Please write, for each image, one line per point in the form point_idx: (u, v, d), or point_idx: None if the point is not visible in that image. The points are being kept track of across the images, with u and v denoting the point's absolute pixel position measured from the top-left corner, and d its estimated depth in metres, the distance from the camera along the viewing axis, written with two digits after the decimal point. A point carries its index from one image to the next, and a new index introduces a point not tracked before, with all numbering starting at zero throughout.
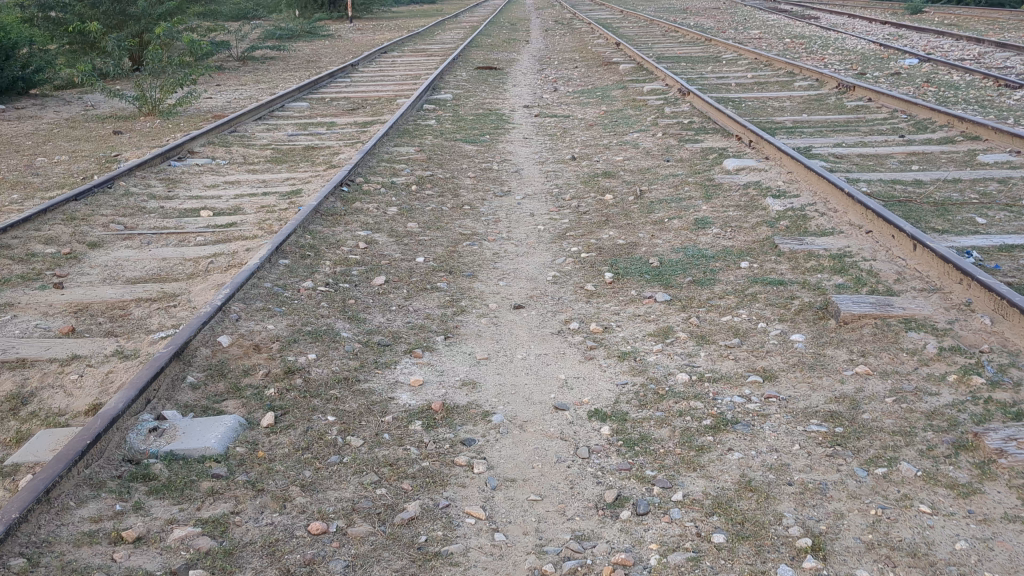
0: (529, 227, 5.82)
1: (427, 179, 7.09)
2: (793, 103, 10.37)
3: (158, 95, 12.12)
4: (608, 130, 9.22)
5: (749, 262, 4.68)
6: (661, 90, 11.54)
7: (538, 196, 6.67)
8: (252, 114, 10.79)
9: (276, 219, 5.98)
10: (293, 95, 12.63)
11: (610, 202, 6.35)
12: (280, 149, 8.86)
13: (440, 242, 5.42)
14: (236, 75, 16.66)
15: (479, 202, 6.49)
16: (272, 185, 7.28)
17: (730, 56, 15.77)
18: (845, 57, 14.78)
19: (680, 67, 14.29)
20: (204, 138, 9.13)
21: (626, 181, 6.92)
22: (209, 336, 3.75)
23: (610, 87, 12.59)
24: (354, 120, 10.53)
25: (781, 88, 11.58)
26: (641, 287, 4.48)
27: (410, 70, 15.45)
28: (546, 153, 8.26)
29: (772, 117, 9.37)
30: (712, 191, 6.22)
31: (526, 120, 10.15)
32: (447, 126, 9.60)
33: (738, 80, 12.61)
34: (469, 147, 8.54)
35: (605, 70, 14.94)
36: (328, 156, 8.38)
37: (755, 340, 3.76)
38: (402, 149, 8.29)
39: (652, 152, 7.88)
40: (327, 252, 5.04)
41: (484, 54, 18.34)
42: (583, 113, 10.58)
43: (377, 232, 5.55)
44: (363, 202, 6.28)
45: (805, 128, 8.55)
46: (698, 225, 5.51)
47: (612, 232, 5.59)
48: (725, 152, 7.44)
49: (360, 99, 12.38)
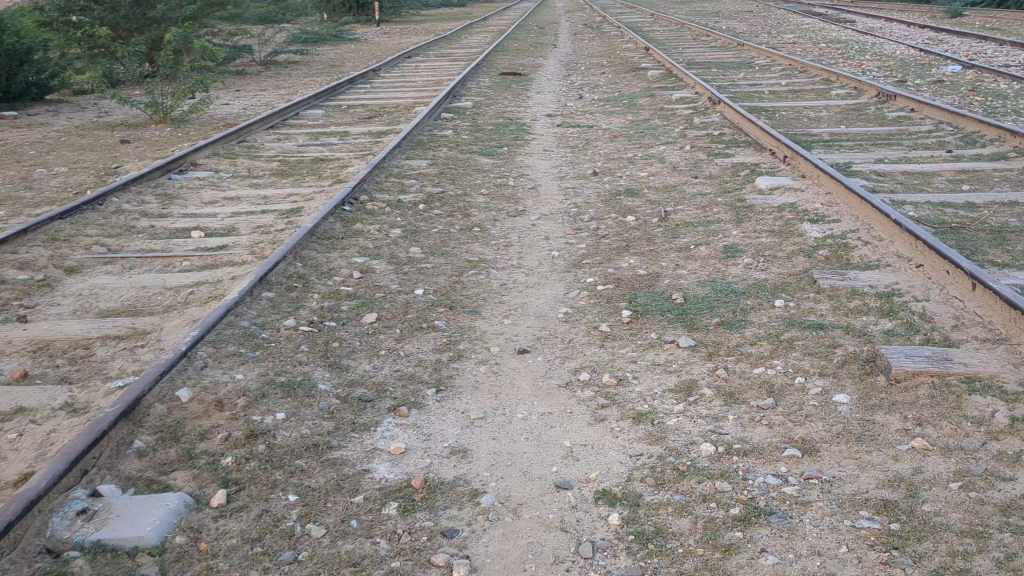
0: (542, 253, 5.33)
1: (437, 197, 6.63)
2: (830, 113, 9.80)
3: (170, 102, 11.78)
4: (633, 142, 8.72)
5: (784, 301, 4.17)
6: (691, 99, 11.01)
7: (555, 217, 6.19)
8: (263, 123, 10.40)
9: (269, 243, 5.55)
10: (309, 102, 12.24)
11: (632, 223, 5.85)
12: (287, 161, 8.44)
13: (443, 271, 4.95)
14: (256, 80, 16.33)
15: (490, 224, 6.02)
16: (273, 202, 6.86)
17: (763, 61, 15.19)
18: (884, 63, 14.15)
19: (711, 74, 13.72)
20: (209, 149, 8.74)
21: (650, 200, 6.42)
22: (167, 391, 3.30)
23: (637, 94, 12.08)
24: (368, 129, 10.09)
25: (818, 97, 11.00)
26: (662, 328, 3.98)
27: (432, 75, 15.03)
28: (566, 168, 7.77)
29: (809, 128, 8.82)
30: (743, 213, 5.70)
31: (547, 130, 9.66)
32: (463, 137, 9.13)
33: (772, 87, 12.03)
34: (485, 160, 8.06)
35: (632, 76, 14.42)
36: (336, 169, 7.95)
37: (792, 400, 3.26)
38: (414, 162, 7.83)
39: (679, 168, 7.37)
40: (316, 283, 4.60)
41: (510, 59, 17.87)
42: (608, 122, 10.09)
43: (375, 259, 5.10)
44: (365, 223, 5.83)
45: (844, 141, 8.00)
46: (727, 253, 5.01)
47: (633, 259, 5.10)
48: (758, 169, 6.92)
49: (377, 107, 11.95)
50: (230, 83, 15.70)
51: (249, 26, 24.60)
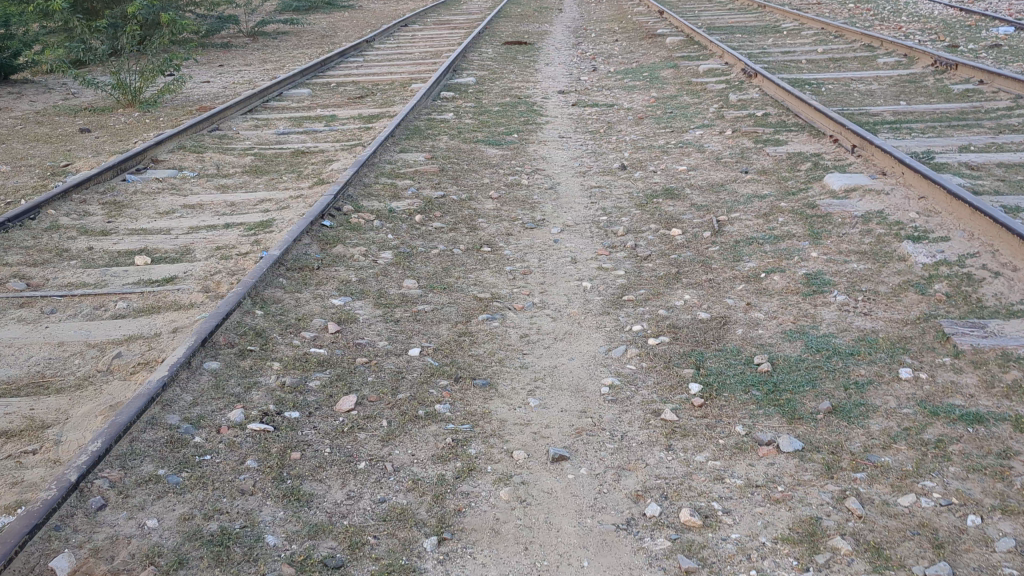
0: (569, 286, 4.21)
1: (437, 204, 5.50)
2: (883, 86, 8.61)
3: (139, 84, 10.61)
4: (661, 125, 7.55)
5: (911, 370, 3.06)
6: (720, 70, 9.83)
7: (581, 229, 5.07)
8: (240, 107, 9.22)
9: (228, 274, 4.44)
10: (295, 79, 11.06)
11: (680, 239, 4.73)
12: (263, 154, 7.29)
13: (445, 316, 3.84)
14: (240, 53, 15.10)
15: (502, 240, 4.90)
16: (242, 210, 5.75)
17: (790, 25, 13.93)
18: (926, 26, 12.90)
19: (737, 41, 12.50)
20: (174, 142, 7.58)
21: (695, 204, 5.30)
22: (37, 560, 2.21)
23: (658, 66, 10.89)
24: (358, 112, 8.92)
25: (862, 67, 9.81)
26: (750, 419, 2.88)
27: (431, 46, 13.81)
28: (588, 160, 6.62)
29: (866, 106, 7.64)
30: (819, 226, 4.58)
31: (561, 112, 8.49)
32: (467, 122, 7.97)
33: (807, 56, 10.83)
34: (493, 151, 6.91)
35: (650, 43, 13.20)
36: (319, 165, 6.81)
37: (976, 565, 2.16)
38: (409, 156, 6.69)
39: (723, 160, 6.22)
40: (279, 342, 3.49)
41: (513, 26, 16.62)
42: (629, 100, 8.92)
43: (359, 299, 3.98)
44: (348, 243, 4.71)
45: (913, 123, 6.84)
46: (811, 287, 3.89)
47: (688, 295, 3.98)
48: (820, 162, 5.77)
49: (370, 85, 10.74)
50: (212, 59, 14.50)
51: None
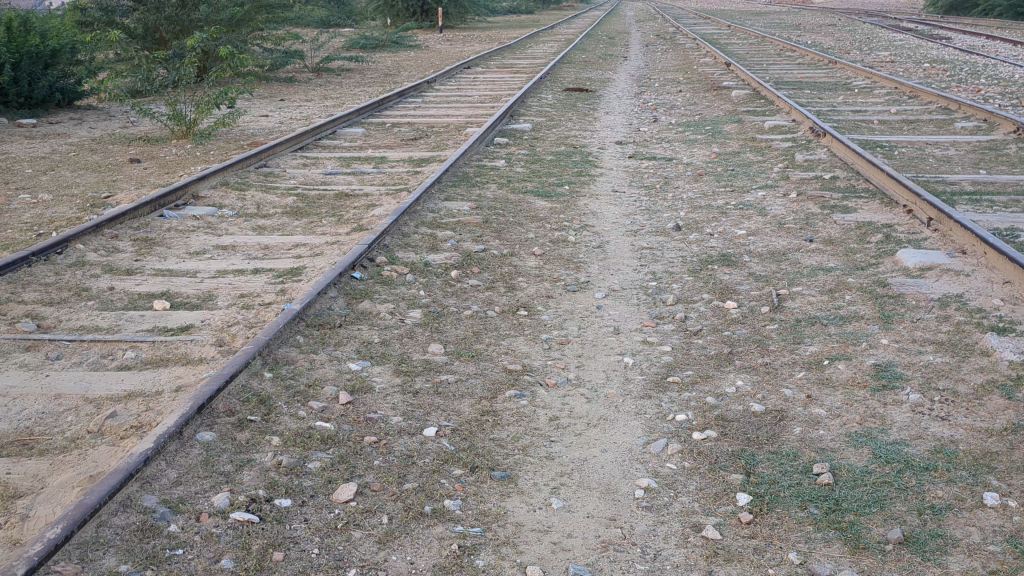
0: (609, 360, 3.85)
1: (476, 259, 5.18)
2: (960, 153, 8.15)
3: (194, 116, 10.54)
4: (721, 183, 7.18)
5: (998, 495, 2.63)
6: (786, 128, 9.44)
7: (628, 295, 4.71)
8: (290, 144, 9.06)
9: (246, 327, 4.15)
10: (350, 117, 10.92)
11: (734, 313, 4.34)
12: (306, 195, 7.07)
13: (470, 389, 3.50)
14: (301, 88, 15.11)
15: (542, 302, 4.56)
16: (274, 254, 5.49)
17: (861, 83, 13.49)
18: (1006, 90, 12.39)
19: (805, 97, 12.10)
20: (217, 177, 7.41)
21: (754, 274, 4.91)
22: None
23: (722, 119, 10.54)
24: (409, 155, 8.70)
25: (937, 130, 9.34)
26: (806, 545, 2.47)
27: (491, 89, 13.65)
28: (641, 217, 6.27)
29: (942, 173, 7.19)
30: (890, 308, 4.17)
31: (617, 164, 8.16)
32: (519, 170, 7.68)
33: (879, 116, 10.39)
34: (542, 203, 6.60)
35: (714, 96, 12.87)
36: (360, 209, 6.56)
37: None
38: (454, 204, 6.41)
39: (786, 225, 5.83)
40: (284, 412, 3.17)
41: (576, 72, 16.43)
42: (689, 154, 8.57)
43: (378, 365, 3.66)
44: (376, 298, 4.41)
45: (994, 195, 6.37)
46: (880, 382, 3.47)
47: (740, 380, 3.59)
48: (892, 234, 5.34)
49: (425, 126, 10.55)
50: (273, 93, 14.51)
51: (308, 31, 23.51)
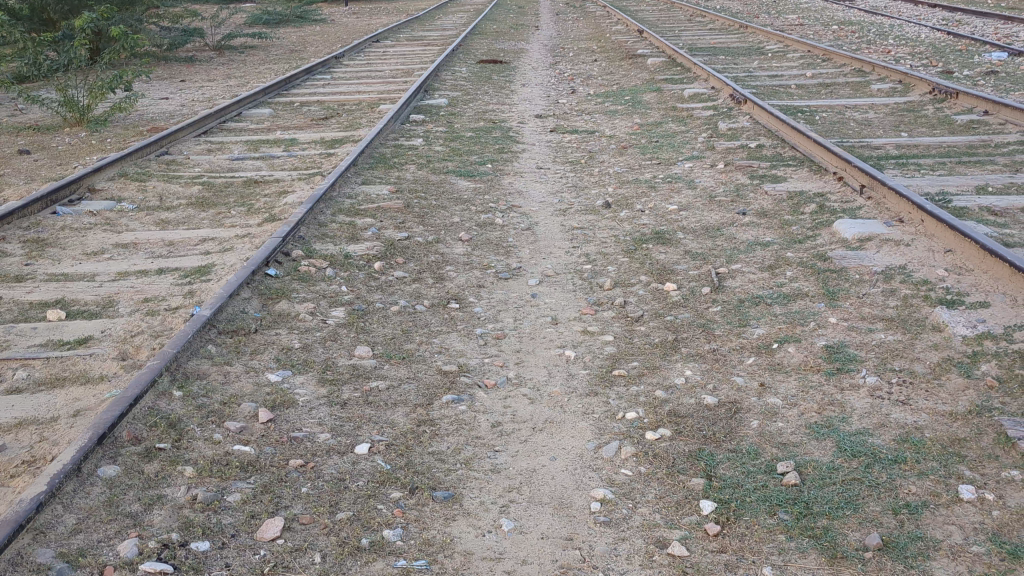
0: (549, 355, 3.61)
1: (400, 248, 4.88)
2: (880, 115, 8.12)
3: (88, 102, 9.91)
4: (646, 156, 7.00)
5: (973, 488, 2.48)
6: (706, 95, 9.31)
7: (563, 280, 4.48)
8: (194, 128, 8.56)
9: (152, 336, 3.79)
10: (257, 98, 10.42)
11: (675, 295, 4.15)
12: (212, 184, 6.64)
13: (402, 396, 3.23)
14: (203, 68, 14.43)
15: (473, 293, 4.30)
16: (180, 251, 5.11)
17: (774, 47, 13.46)
18: (915, 50, 12.50)
19: (721, 63, 12.01)
20: (115, 168, 6.92)
21: (690, 253, 4.73)
22: None
23: (641, 88, 10.37)
24: (321, 136, 8.30)
25: (854, 94, 9.33)
26: (781, 557, 2.28)
27: (403, 63, 13.24)
28: (568, 195, 6.04)
29: (866, 138, 7.13)
30: (835, 283, 4.03)
31: (538, 138, 7.91)
32: (438, 149, 7.36)
33: (796, 80, 10.35)
34: (464, 184, 6.32)
35: (631, 64, 12.70)
36: (272, 197, 6.18)
37: None
38: (372, 188, 6.08)
39: (718, 198, 5.67)
40: (196, 436, 2.85)
41: (489, 43, 16.09)
42: (611, 126, 8.37)
43: (300, 374, 3.35)
44: (294, 298, 4.08)
45: (920, 158, 6.32)
46: (834, 365, 3.31)
47: (689, 371, 3.39)
48: (826, 204, 5.22)
49: (336, 105, 10.12)
50: (173, 74, 13.83)
51: (208, 7, 22.59)
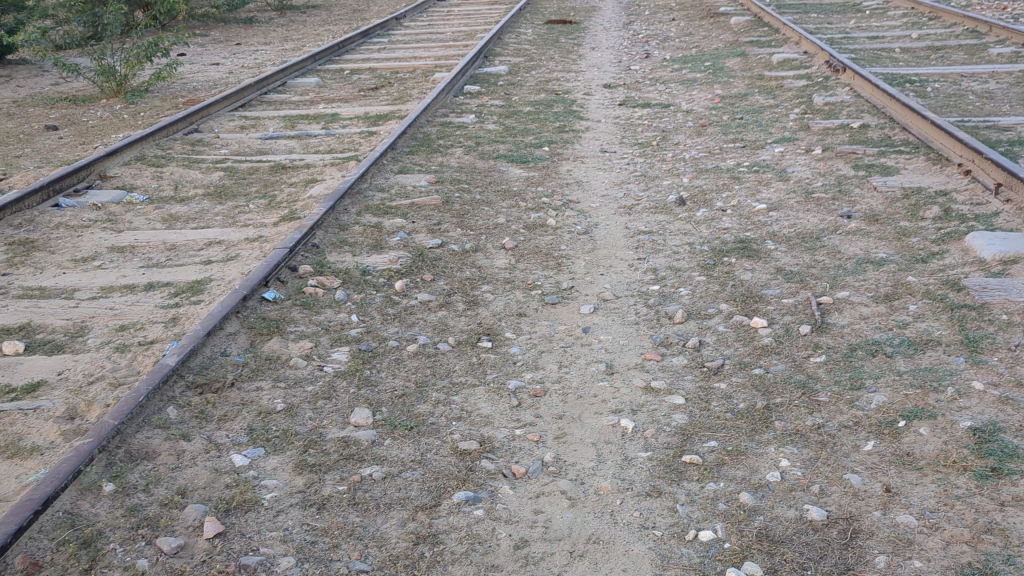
0: (602, 427, 2.79)
1: (430, 259, 4.09)
2: (1003, 86, 7.00)
3: (125, 71, 9.25)
4: (728, 137, 6.06)
5: None
6: (798, 61, 8.26)
7: (624, 307, 3.64)
8: (231, 101, 7.85)
9: (113, 387, 3.07)
10: (305, 64, 9.67)
11: (766, 336, 3.28)
12: (236, 169, 5.92)
13: (401, 492, 2.45)
14: (260, 30, 13.77)
15: (513, 326, 3.49)
16: (180, 257, 4.39)
17: (872, 2, 12.16)
18: None
19: (813, 22, 10.84)
20: (133, 151, 6.25)
21: (783, 270, 3.84)
22: None
23: (723, 53, 9.33)
24: (365, 111, 7.52)
25: (969, 59, 8.17)
26: None
27: (465, 24, 12.35)
28: (635, 187, 5.17)
29: (991, 115, 6.07)
30: (976, 328, 3.11)
31: (605, 114, 7.01)
32: (490, 128, 6.53)
33: (900, 42, 9.19)
34: (516, 172, 5.50)
35: (712, 24, 11.59)
36: (297, 188, 5.44)
37: None
38: (409, 178, 5.30)
39: (814, 195, 4.74)
40: (115, 564, 2.13)
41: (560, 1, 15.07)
42: (688, 98, 7.42)
43: (274, 454, 2.59)
44: (290, 333, 3.33)
45: None
46: (986, 463, 2.43)
47: (785, 462, 2.54)
48: (951, 208, 4.26)
49: (388, 73, 9.33)
50: (228, 37, 13.18)
51: None
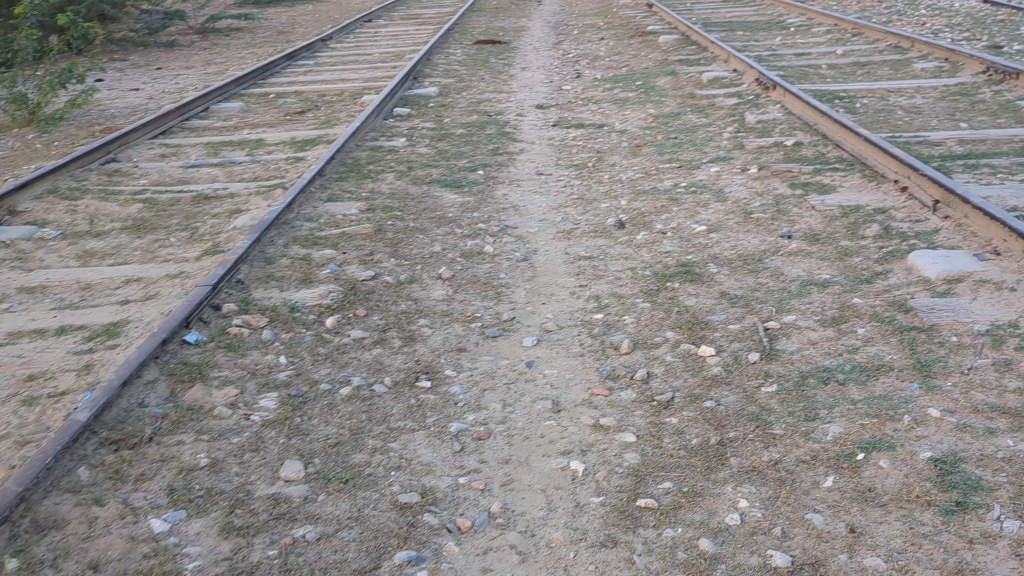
0: (550, 471, 2.64)
1: (362, 293, 3.90)
2: (930, 101, 7.08)
3: (39, 99, 8.86)
4: (663, 157, 5.99)
5: None
6: (728, 79, 8.27)
7: (568, 339, 3.50)
8: (150, 128, 7.56)
9: (19, 445, 2.82)
10: (229, 88, 9.39)
11: (715, 365, 3.17)
12: (156, 200, 5.66)
13: (337, 554, 2.26)
14: (181, 54, 13.41)
15: (452, 362, 3.33)
16: (95, 297, 4.13)
17: (796, 20, 12.33)
18: (951, 21, 11.39)
19: (740, 40, 10.92)
20: (45, 184, 5.93)
21: (728, 295, 3.75)
22: None
23: (654, 72, 9.33)
24: (292, 136, 7.30)
25: (894, 74, 8.27)
26: None
27: (394, 45, 12.19)
28: (572, 211, 5.06)
29: (921, 130, 6.11)
30: (928, 351, 3.04)
31: (538, 135, 6.90)
32: (421, 152, 6.37)
33: (826, 59, 9.29)
34: (449, 197, 5.34)
35: (641, 42, 11.62)
36: (221, 219, 5.20)
37: None
38: (339, 206, 5.11)
39: (754, 215, 4.68)
40: None
41: (488, 21, 15.00)
42: (621, 118, 7.36)
43: (197, 516, 2.39)
44: (214, 379, 3.11)
45: (992, 157, 5.29)
46: (950, 497, 2.33)
47: (744, 502, 2.42)
48: (891, 225, 4.23)
49: (315, 96, 9.11)
50: (148, 61, 12.79)
51: None
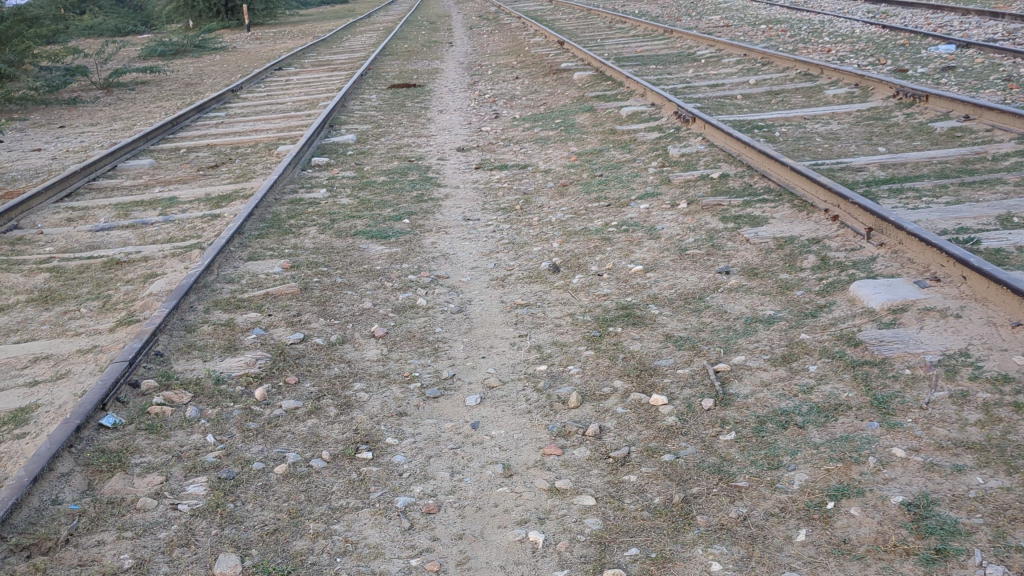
0: (509, 545, 2.47)
1: (292, 358, 3.69)
2: (846, 127, 7.17)
3: None
4: (591, 196, 5.91)
5: None
6: (647, 112, 8.29)
7: (513, 395, 3.34)
8: (55, 191, 7.20)
9: None
10: (137, 145, 9.06)
11: (668, 414, 3.05)
12: (64, 268, 5.35)
13: None
14: (84, 111, 12.96)
15: (392, 429, 3.13)
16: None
17: (706, 51, 12.52)
18: (855, 48, 11.68)
19: (654, 74, 11.02)
20: None
21: (673, 337, 3.65)
22: None
23: (572, 109, 9.31)
24: (206, 191, 7.03)
25: (808, 102, 8.39)
26: None
27: (307, 93, 11.99)
28: (504, 256, 4.92)
29: (842, 156, 6.16)
30: (883, 386, 2.97)
31: (462, 179, 6.78)
32: (343, 203, 6.18)
33: (740, 89, 9.40)
34: (376, 248, 5.16)
35: (557, 80, 11.64)
36: (136, 285, 4.92)
37: None
38: (261, 264, 4.88)
39: (689, 251, 4.61)
40: None
41: (401, 64, 14.92)
42: (544, 157, 7.29)
43: None
44: (136, 466, 2.86)
45: (915, 180, 5.34)
46: (929, 544, 2.23)
47: (717, 565, 2.28)
48: (827, 255, 4.19)
49: (228, 149, 8.85)
50: (50, 120, 12.33)
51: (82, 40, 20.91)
